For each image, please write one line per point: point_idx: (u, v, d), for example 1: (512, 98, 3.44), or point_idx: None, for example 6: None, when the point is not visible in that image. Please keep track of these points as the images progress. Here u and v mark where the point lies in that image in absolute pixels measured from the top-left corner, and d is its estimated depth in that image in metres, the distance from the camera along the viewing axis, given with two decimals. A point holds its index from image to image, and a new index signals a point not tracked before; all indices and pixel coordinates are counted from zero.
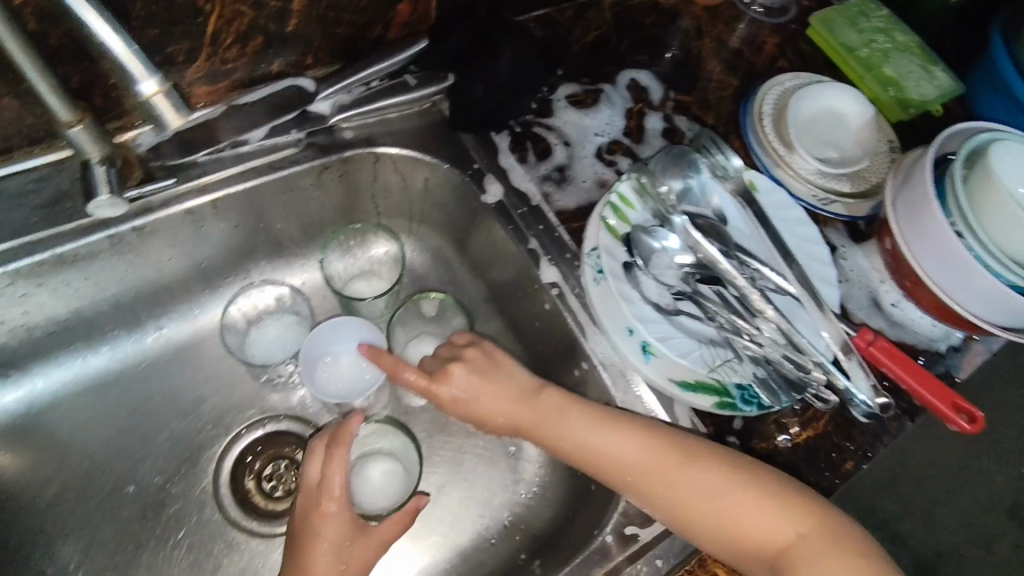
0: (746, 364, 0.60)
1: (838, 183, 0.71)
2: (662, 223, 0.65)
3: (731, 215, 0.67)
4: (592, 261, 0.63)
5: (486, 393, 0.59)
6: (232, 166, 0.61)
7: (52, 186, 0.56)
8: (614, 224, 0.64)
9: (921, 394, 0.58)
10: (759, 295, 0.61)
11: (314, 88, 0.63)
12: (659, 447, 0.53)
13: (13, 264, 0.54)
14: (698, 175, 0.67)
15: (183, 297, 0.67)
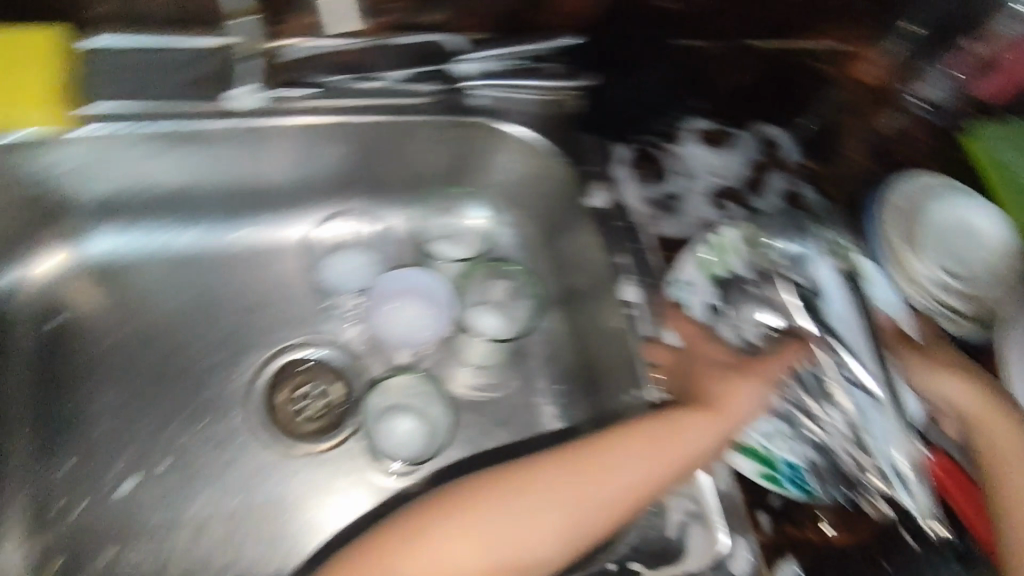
0: (803, 443, 0.57)
1: (955, 301, 0.64)
2: (761, 283, 0.63)
3: (831, 292, 0.58)
4: (680, 296, 0.63)
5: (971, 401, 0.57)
6: (360, 95, 0.62)
7: (204, 66, 0.59)
8: (709, 264, 0.64)
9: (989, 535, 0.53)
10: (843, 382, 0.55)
11: (459, 48, 0.67)
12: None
13: (141, 125, 0.56)
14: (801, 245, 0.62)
15: (281, 206, 0.70)
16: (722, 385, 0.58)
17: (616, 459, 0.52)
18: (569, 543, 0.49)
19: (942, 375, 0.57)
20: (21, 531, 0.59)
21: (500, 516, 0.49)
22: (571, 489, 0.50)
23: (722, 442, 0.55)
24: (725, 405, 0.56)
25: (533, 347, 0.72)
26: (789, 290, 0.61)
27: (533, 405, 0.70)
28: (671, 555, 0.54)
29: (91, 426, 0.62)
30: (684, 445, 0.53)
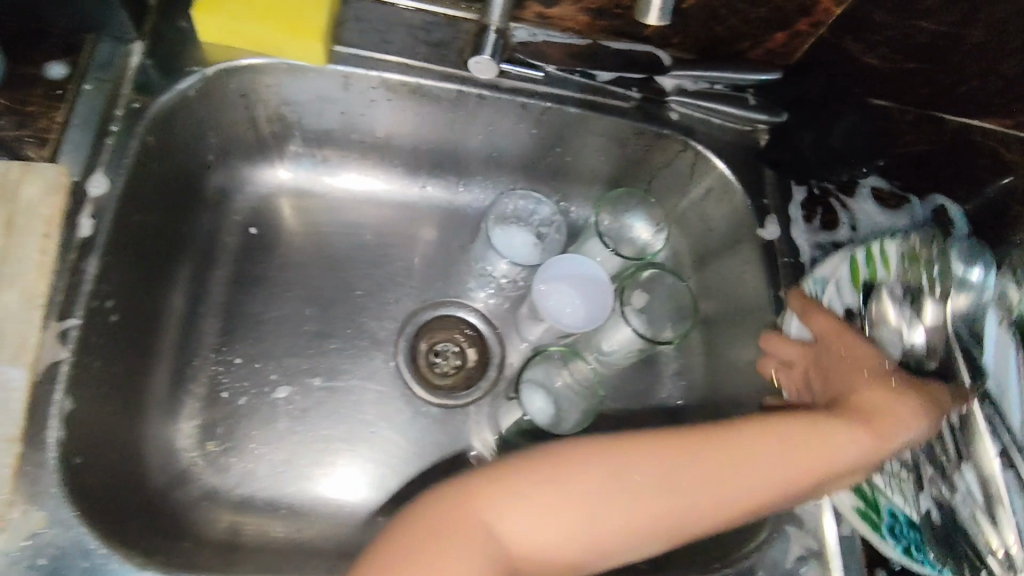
0: (921, 497, 0.53)
1: None
2: (912, 304, 0.57)
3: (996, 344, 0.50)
4: (813, 289, 0.64)
5: None
6: (572, 89, 0.67)
7: (443, 32, 0.64)
8: (858, 269, 0.61)
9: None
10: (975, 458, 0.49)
11: (667, 64, 0.70)
12: None
13: (387, 74, 0.62)
14: (985, 289, 0.52)
15: (462, 171, 0.73)
16: (869, 396, 0.52)
17: (747, 464, 0.47)
18: (695, 529, 0.46)
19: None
20: (194, 406, 0.61)
21: (630, 502, 0.45)
22: (663, 487, 0.45)
23: (870, 463, 0.50)
24: (883, 425, 0.50)
25: (665, 358, 0.74)
26: (942, 318, 0.55)
27: (652, 412, 0.72)
28: None
29: (264, 329, 0.65)
30: (815, 460, 0.48)
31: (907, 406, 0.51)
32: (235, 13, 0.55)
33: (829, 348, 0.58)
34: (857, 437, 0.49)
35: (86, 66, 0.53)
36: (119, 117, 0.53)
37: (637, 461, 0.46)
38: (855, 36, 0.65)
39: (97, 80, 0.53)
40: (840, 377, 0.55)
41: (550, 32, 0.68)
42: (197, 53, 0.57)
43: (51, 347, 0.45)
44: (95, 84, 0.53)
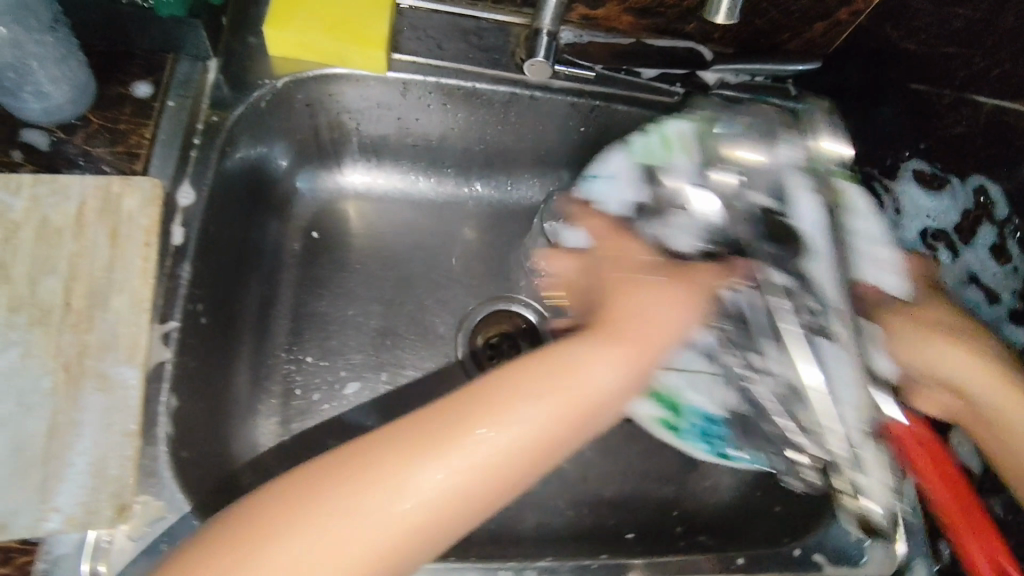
0: (720, 391, 0.58)
1: None
2: (710, 172, 0.59)
3: (807, 207, 0.52)
4: (588, 187, 0.65)
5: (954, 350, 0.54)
6: (620, 87, 0.69)
7: (493, 37, 0.66)
8: (653, 155, 0.62)
9: (924, 471, 0.54)
10: (747, 306, 0.54)
11: (710, 59, 0.72)
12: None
13: (444, 79, 0.65)
14: (795, 161, 0.54)
15: (510, 171, 0.76)
16: (626, 312, 0.48)
17: (500, 417, 0.40)
18: (447, 521, 0.38)
19: (930, 338, 0.54)
20: (270, 403, 0.64)
21: (386, 491, 0.38)
22: (392, 489, 0.38)
23: (631, 378, 0.45)
24: (651, 329, 0.47)
25: None
26: (738, 181, 0.57)
27: None
28: (852, 559, 0.55)
29: (331, 329, 0.68)
30: (571, 403, 0.42)
31: (655, 289, 0.50)
32: (305, 26, 0.59)
33: (610, 268, 0.55)
34: (604, 353, 0.44)
35: (167, 84, 0.56)
36: (200, 131, 0.56)
37: (383, 457, 0.39)
38: (893, 19, 0.69)
39: (179, 96, 0.56)
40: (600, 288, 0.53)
41: (595, 33, 0.70)
42: (267, 68, 0.60)
43: (156, 347, 0.47)
44: (177, 100, 0.56)
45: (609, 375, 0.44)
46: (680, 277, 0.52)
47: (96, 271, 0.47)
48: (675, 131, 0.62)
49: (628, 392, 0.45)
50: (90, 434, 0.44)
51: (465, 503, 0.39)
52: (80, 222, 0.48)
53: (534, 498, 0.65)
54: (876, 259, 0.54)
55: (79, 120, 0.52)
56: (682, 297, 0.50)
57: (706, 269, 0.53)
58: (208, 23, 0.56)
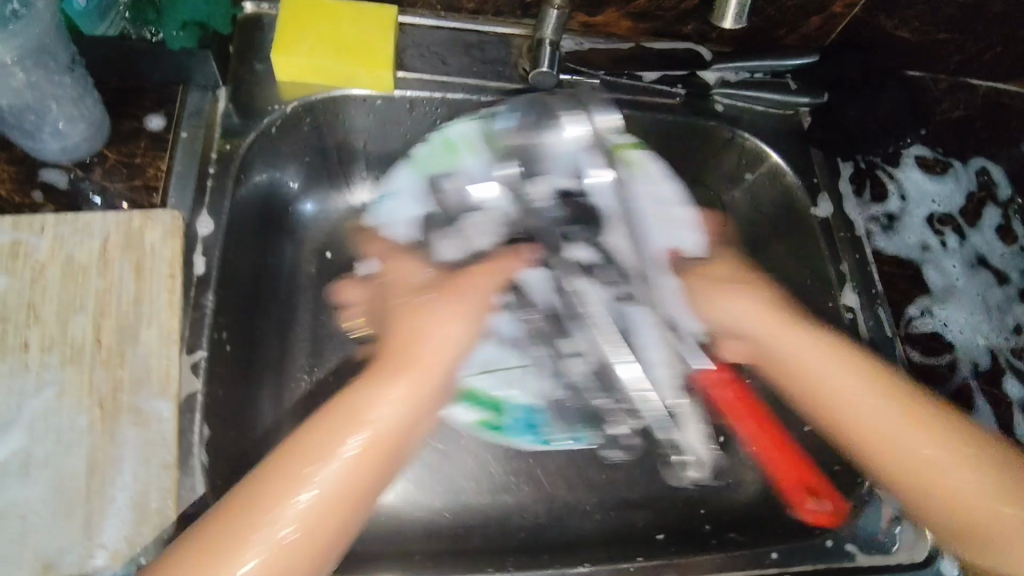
0: (533, 383, 0.65)
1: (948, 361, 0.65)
2: (430, 146, 0.65)
3: (603, 186, 0.65)
4: (380, 205, 0.67)
5: (783, 335, 0.59)
6: (624, 93, 0.70)
7: (493, 49, 0.67)
8: (426, 165, 0.66)
9: (751, 435, 0.65)
10: (552, 303, 0.66)
11: (710, 58, 0.72)
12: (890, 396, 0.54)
13: (449, 94, 0.65)
14: (608, 147, 0.64)
15: None
16: (413, 334, 0.54)
17: (323, 459, 0.45)
18: (304, 558, 0.42)
19: (726, 292, 0.62)
20: None
21: (206, 567, 0.40)
22: (217, 562, 0.40)
23: (415, 410, 0.49)
24: (402, 333, 0.54)
25: None
26: (491, 163, 0.65)
27: None
28: (882, 545, 0.56)
29: None
30: (352, 418, 0.47)
31: (479, 275, 0.60)
32: (311, 51, 0.59)
33: (410, 302, 0.58)
34: (389, 390, 0.49)
35: (180, 116, 0.57)
36: (214, 159, 0.56)
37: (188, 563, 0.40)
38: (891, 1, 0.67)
39: (191, 127, 0.56)
40: (395, 313, 0.57)
41: (595, 40, 0.71)
42: (274, 92, 0.61)
43: (187, 378, 0.47)
44: (189, 131, 0.56)
45: (392, 409, 0.49)
46: (482, 274, 0.60)
47: (124, 306, 0.48)
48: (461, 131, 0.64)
49: (416, 420, 0.50)
50: (130, 466, 0.44)
51: (315, 542, 0.43)
52: (105, 259, 0.49)
53: (563, 504, 0.65)
54: (674, 222, 0.66)
55: (95, 157, 0.53)
56: (471, 296, 0.58)
57: (484, 276, 0.60)
58: (217, 52, 0.57)
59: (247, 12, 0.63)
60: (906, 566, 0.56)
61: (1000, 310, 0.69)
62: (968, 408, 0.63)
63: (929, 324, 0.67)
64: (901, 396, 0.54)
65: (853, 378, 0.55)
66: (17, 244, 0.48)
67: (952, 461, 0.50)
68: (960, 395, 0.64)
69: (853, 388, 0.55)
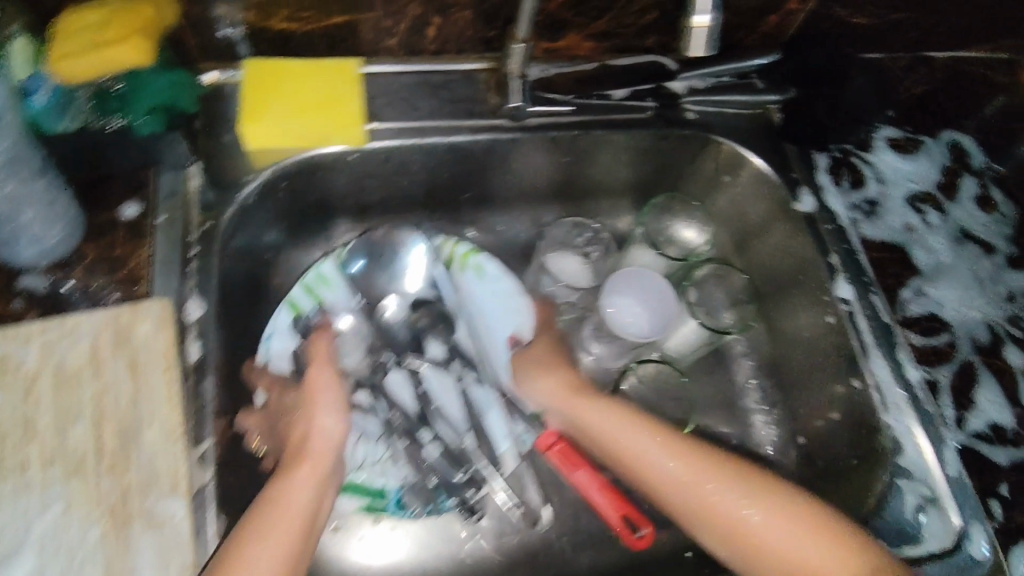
0: (400, 465, 0.62)
1: (938, 339, 0.65)
2: (308, 293, 0.64)
3: (450, 287, 0.68)
4: (264, 354, 0.62)
5: (615, 423, 0.61)
6: (597, 113, 0.70)
7: (461, 86, 0.67)
8: (299, 300, 0.64)
9: (599, 493, 0.61)
10: (416, 402, 0.65)
11: (675, 69, 0.73)
12: (712, 469, 0.57)
13: (425, 139, 0.65)
14: (438, 259, 0.68)
15: (499, 211, 0.77)
16: (307, 435, 0.57)
17: (244, 555, 0.46)
18: None
19: (541, 372, 0.65)
20: None
21: None
22: None
23: (320, 497, 0.53)
24: (295, 436, 0.58)
25: (734, 344, 0.76)
26: (353, 292, 0.67)
27: (732, 398, 0.74)
28: (912, 537, 0.57)
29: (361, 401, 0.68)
30: (272, 514, 0.49)
31: (320, 369, 0.61)
32: (279, 115, 0.59)
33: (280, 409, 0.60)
34: (288, 480, 0.52)
35: (155, 200, 0.56)
36: (196, 240, 0.55)
37: None
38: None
39: (168, 210, 0.56)
40: (288, 415, 0.59)
41: (558, 66, 0.71)
42: (245, 160, 0.60)
43: (196, 472, 0.47)
44: (167, 214, 0.56)
45: (314, 493, 0.53)
46: (321, 369, 0.60)
47: (122, 409, 0.47)
48: (319, 274, 0.65)
49: (325, 501, 0.53)
50: (148, 574, 0.44)
51: None
52: (96, 361, 0.48)
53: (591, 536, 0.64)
54: (514, 311, 0.68)
55: (74, 255, 0.53)
56: (331, 381, 0.60)
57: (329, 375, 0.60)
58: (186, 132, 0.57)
59: (208, 84, 0.62)
60: (935, 555, 0.56)
61: (990, 281, 0.70)
62: (975, 383, 0.64)
63: (924, 305, 0.67)
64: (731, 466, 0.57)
65: (669, 451, 0.58)
66: (6, 359, 0.48)
67: (780, 519, 0.54)
68: (964, 371, 0.64)
69: (680, 455, 0.58)
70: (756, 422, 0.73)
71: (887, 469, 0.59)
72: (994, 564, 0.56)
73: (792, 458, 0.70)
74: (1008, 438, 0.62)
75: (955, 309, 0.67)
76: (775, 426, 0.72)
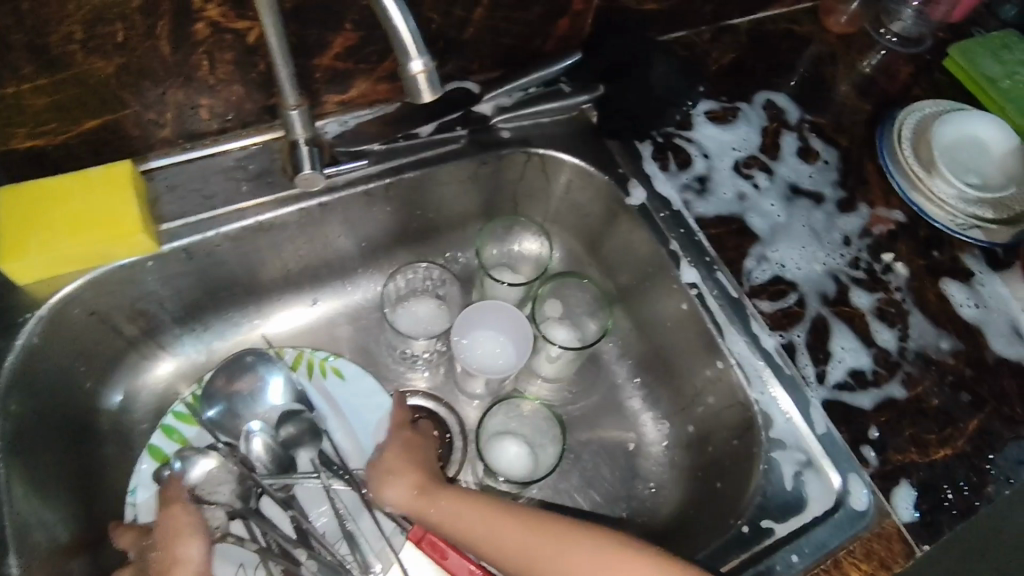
0: None
1: (787, 300, 0.66)
2: (170, 435, 0.64)
3: (313, 398, 0.68)
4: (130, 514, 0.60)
5: (456, 512, 0.57)
6: (405, 155, 0.68)
7: (257, 162, 0.65)
8: (162, 447, 0.63)
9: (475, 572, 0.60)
10: (293, 525, 0.63)
11: (478, 90, 0.72)
12: (548, 534, 0.54)
13: (226, 227, 0.62)
14: (296, 372, 0.68)
15: (340, 274, 0.75)
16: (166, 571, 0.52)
17: None
18: None
19: (388, 478, 0.60)
20: None
21: None
22: None
23: None
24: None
25: (605, 349, 0.76)
26: (221, 423, 0.65)
27: (615, 402, 0.74)
28: (797, 507, 0.57)
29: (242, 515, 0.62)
30: None
31: (176, 505, 0.56)
32: (44, 244, 0.55)
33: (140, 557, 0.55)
34: None
35: None
36: None
37: None
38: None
39: None
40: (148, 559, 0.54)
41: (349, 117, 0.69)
42: (21, 299, 0.56)
43: None
44: None
45: None
46: (176, 505, 0.56)
47: None
48: (179, 413, 0.65)
49: None
50: None
51: None
52: None
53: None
54: (379, 410, 0.69)
55: None
56: (187, 512, 0.55)
57: (176, 507, 0.55)
58: None
59: None
60: (823, 517, 0.56)
61: (826, 230, 0.72)
62: (828, 334, 0.65)
63: (767, 271, 0.67)
64: (572, 524, 0.55)
65: (510, 529, 0.55)
66: None
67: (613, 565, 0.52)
68: (817, 327, 0.65)
69: (523, 528, 0.55)
70: (645, 426, 0.72)
71: (762, 445, 0.60)
72: (874, 513, 0.56)
73: (683, 447, 0.70)
74: (867, 381, 0.62)
75: (796, 267, 0.68)
76: (666, 420, 0.72)
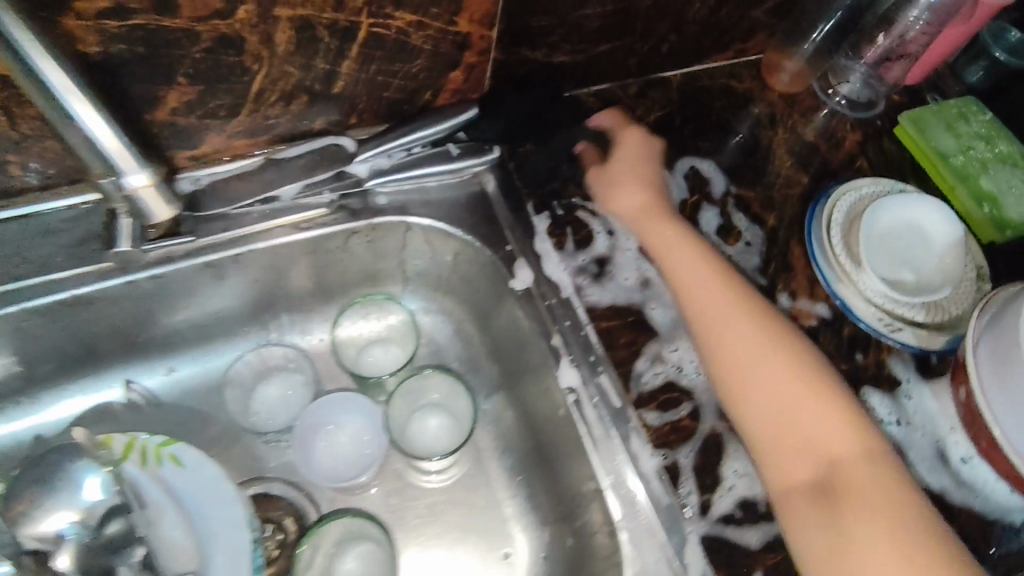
0: None
1: (677, 410, 0.57)
2: None
3: (144, 489, 0.60)
4: None
5: (696, 272, 0.60)
6: (258, 222, 0.61)
7: (83, 225, 0.58)
8: None
9: None
10: None
11: (353, 148, 0.63)
12: (802, 365, 0.54)
13: (31, 301, 0.55)
14: (124, 463, 0.60)
15: (199, 342, 0.67)
16: None
17: None
18: None
19: (623, 184, 0.65)
20: None
21: None
22: None
23: None
24: None
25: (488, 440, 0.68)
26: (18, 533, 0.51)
27: (494, 500, 0.66)
28: None
29: None
30: None
31: None
32: None
33: None
34: None
35: None
36: None
37: None
38: (528, 11, 0.60)
39: None
40: None
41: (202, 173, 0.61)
42: None
43: None
44: None
45: None
46: None
47: None
48: None
49: None
50: None
51: None
52: None
53: None
54: (222, 501, 0.61)
55: None
56: None
57: None
58: None
59: None
60: None
61: None
62: (721, 455, 0.56)
63: (663, 373, 0.59)
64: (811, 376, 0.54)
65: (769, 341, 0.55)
66: None
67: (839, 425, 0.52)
68: (708, 446, 0.56)
69: (731, 333, 0.56)
70: (521, 532, 0.65)
71: None
72: None
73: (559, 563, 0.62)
74: (759, 514, 0.54)
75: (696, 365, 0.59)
76: (545, 529, 0.64)
